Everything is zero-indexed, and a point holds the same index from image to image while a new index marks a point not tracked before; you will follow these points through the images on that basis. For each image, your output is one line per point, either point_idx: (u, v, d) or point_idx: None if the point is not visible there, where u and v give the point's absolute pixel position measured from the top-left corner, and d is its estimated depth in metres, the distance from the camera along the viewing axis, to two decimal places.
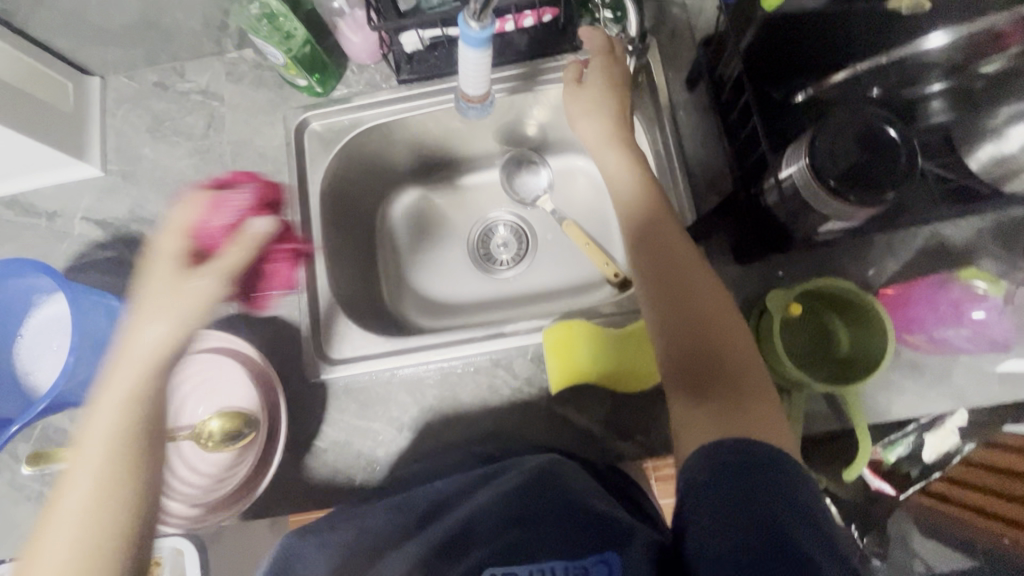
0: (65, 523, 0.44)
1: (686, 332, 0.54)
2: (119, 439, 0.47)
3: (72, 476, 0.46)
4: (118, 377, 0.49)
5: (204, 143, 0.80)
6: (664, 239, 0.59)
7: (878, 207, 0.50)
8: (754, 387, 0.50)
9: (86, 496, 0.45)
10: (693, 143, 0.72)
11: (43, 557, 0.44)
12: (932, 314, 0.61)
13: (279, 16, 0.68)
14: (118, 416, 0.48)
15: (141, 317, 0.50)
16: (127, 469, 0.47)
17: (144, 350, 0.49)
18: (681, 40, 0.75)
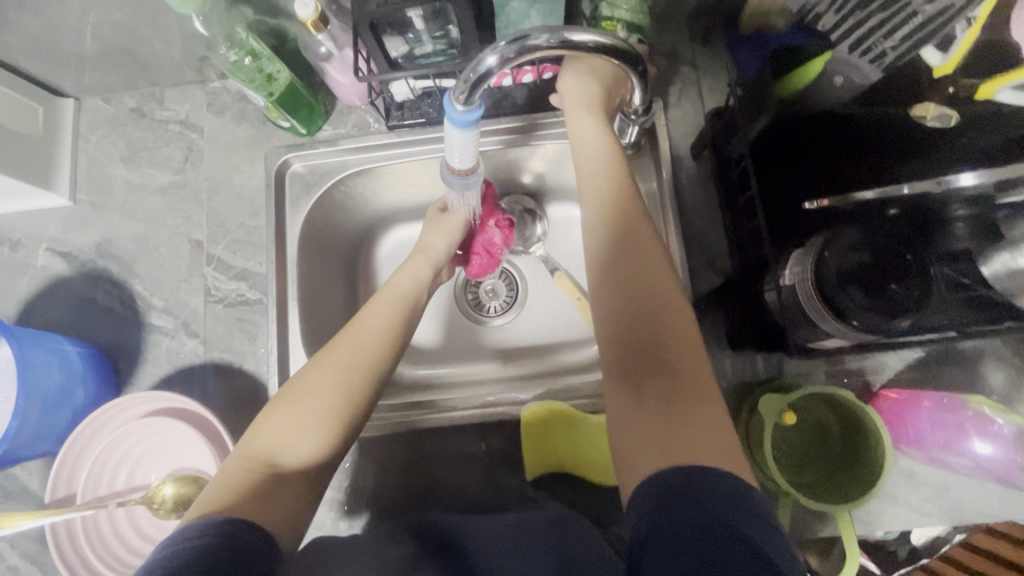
0: (308, 410, 0.52)
1: (637, 331, 0.49)
2: (369, 352, 0.56)
3: (317, 368, 0.54)
4: (378, 306, 0.61)
5: (179, 177, 0.76)
6: (625, 225, 0.52)
7: (887, 335, 0.46)
8: (700, 382, 0.46)
9: (326, 378, 0.53)
10: (695, 216, 0.68)
11: (273, 430, 0.51)
12: (935, 437, 0.57)
13: (263, 58, 0.64)
14: (377, 335, 0.58)
15: (412, 266, 0.66)
16: (360, 373, 0.55)
17: (397, 288, 0.63)
18: (689, 103, 0.71)
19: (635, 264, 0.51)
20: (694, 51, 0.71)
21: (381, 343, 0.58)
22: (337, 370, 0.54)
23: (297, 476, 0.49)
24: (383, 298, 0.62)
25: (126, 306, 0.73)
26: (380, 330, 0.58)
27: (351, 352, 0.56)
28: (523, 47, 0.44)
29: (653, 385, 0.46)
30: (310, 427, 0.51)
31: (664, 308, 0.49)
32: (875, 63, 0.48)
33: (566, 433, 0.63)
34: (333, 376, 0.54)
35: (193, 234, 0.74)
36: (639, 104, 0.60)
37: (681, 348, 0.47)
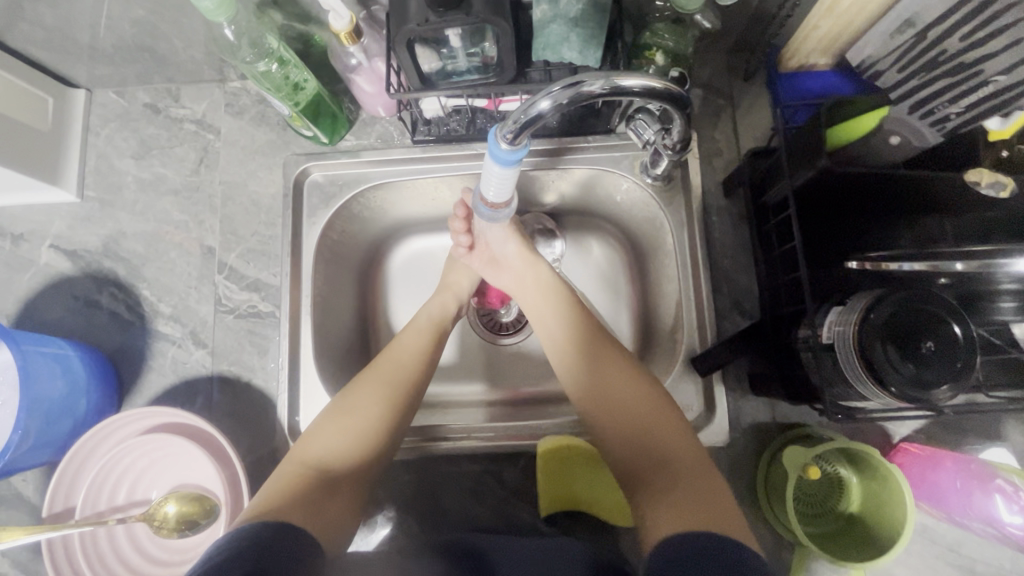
0: (352, 426, 0.56)
1: (624, 427, 0.56)
2: (407, 372, 0.61)
3: (360, 389, 0.59)
4: (414, 329, 0.66)
5: (193, 179, 0.74)
6: (599, 376, 0.60)
7: (924, 406, 0.45)
8: (672, 433, 0.54)
9: (369, 397, 0.58)
10: (722, 253, 0.67)
11: (320, 441, 0.55)
12: (958, 498, 0.56)
13: (290, 65, 0.62)
14: (411, 356, 0.62)
15: (441, 297, 0.70)
16: (397, 392, 0.59)
17: (429, 314, 0.68)
18: (723, 137, 0.69)
19: (616, 391, 0.58)
20: (731, 84, 0.70)
21: (415, 363, 0.62)
22: (377, 389, 0.59)
23: (345, 481, 0.53)
24: (417, 324, 0.66)
25: (132, 311, 0.71)
26: (413, 354, 0.63)
27: (389, 372, 0.60)
28: (577, 93, 0.43)
29: (660, 480, 0.51)
30: (354, 444, 0.55)
31: (650, 410, 0.56)
32: (936, 128, 0.54)
33: (584, 470, 0.62)
34: (375, 394, 0.58)
35: (205, 239, 0.72)
36: (678, 139, 0.59)
37: (671, 442, 0.54)
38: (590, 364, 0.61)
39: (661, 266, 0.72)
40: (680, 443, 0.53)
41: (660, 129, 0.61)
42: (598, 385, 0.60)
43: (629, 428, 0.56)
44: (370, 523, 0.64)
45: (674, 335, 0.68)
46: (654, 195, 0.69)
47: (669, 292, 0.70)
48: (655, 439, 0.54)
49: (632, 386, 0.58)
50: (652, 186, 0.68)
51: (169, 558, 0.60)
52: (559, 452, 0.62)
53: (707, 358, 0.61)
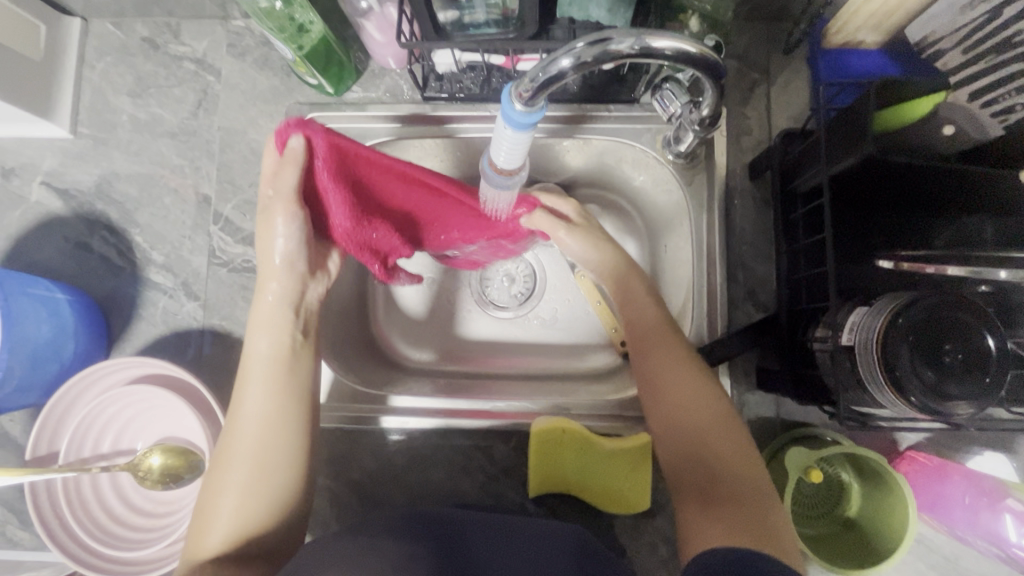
0: (226, 515, 0.47)
1: (678, 421, 0.52)
2: (261, 435, 0.50)
3: (219, 474, 0.49)
4: (258, 387, 0.51)
5: (191, 122, 0.70)
6: (654, 369, 0.56)
7: (941, 418, 0.43)
8: (730, 441, 0.50)
9: (232, 483, 0.48)
10: (740, 239, 0.64)
11: (196, 541, 0.47)
12: (965, 514, 0.54)
13: (295, 5, 0.58)
14: (264, 413, 0.50)
15: (275, 320, 0.53)
16: (261, 463, 0.49)
17: (263, 349, 0.53)
18: (753, 115, 0.65)
19: (671, 390, 0.54)
20: (768, 56, 0.65)
21: (275, 429, 0.50)
22: (235, 472, 0.49)
23: (250, 559, 0.46)
24: (253, 371, 0.52)
25: (123, 256, 0.68)
26: (258, 408, 0.50)
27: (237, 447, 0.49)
28: (604, 51, 0.39)
29: (711, 484, 0.48)
30: (240, 529, 0.47)
31: (709, 414, 0.51)
32: (998, 118, 0.49)
33: (579, 456, 0.60)
34: (235, 478, 0.48)
35: (200, 186, 0.69)
36: (708, 115, 0.55)
37: (725, 445, 0.50)
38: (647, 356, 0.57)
39: (673, 249, 0.69)
40: (740, 455, 0.49)
41: (688, 103, 0.57)
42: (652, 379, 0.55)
43: (683, 429, 0.52)
44: (355, 489, 0.63)
45: (680, 322, 0.65)
46: (675, 173, 0.65)
47: (679, 277, 0.67)
48: (708, 445, 0.50)
49: (690, 384, 0.53)
50: (674, 163, 0.64)
51: (153, 510, 0.60)
52: (554, 435, 0.60)
53: (714, 349, 0.58)
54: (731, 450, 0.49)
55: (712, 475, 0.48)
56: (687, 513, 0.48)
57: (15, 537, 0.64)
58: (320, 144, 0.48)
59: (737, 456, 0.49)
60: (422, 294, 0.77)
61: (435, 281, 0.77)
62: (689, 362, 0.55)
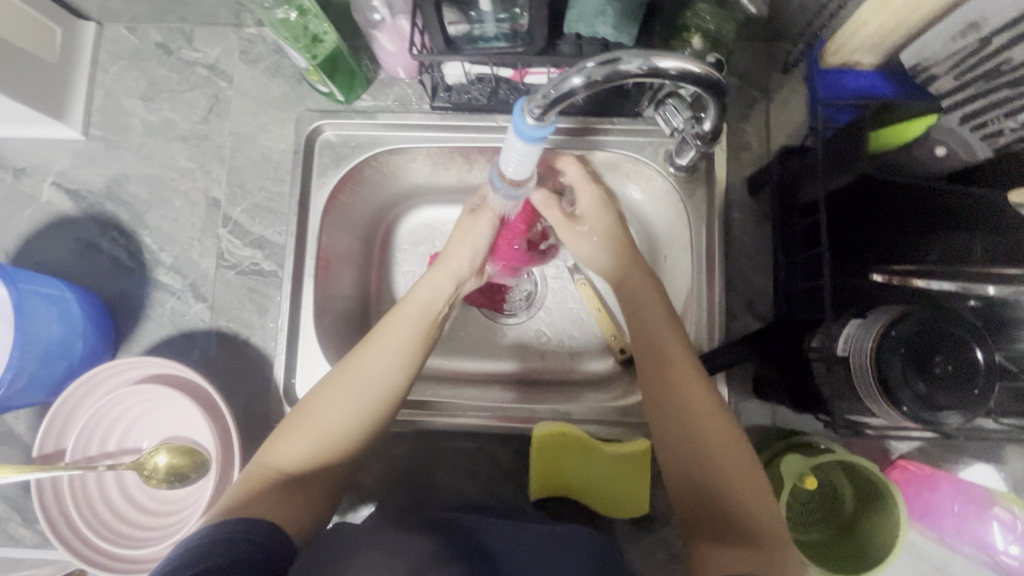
0: (321, 429, 0.52)
1: (688, 435, 0.54)
2: (390, 371, 0.56)
3: (335, 388, 0.54)
4: (398, 329, 0.59)
5: (202, 126, 0.71)
6: (659, 393, 0.56)
7: (931, 428, 0.44)
8: (734, 461, 0.51)
9: (341, 403, 0.53)
10: (739, 251, 0.65)
11: (286, 445, 0.52)
12: (954, 521, 0.56)
13: (311, 16, 0.59)
14: (392, 351, 0.57)
15: (432, 279, 0.63)
16: (376, 390, 0.55)
17: (416, 301, 0.61)
18: (753, 132, 0.66)
19: (679, 413, 0.55)
20: (767, 75, 0.67)
21: (395, 366, 0.56)
22: (353, 394, 0.54)
23: (315, 482, 0.51)
24: (403, 316, 0.60)
25: (132, 257, 0.69)
26: (388, 347, 0.57)
27: (362, 371, 0.55)
28: (614, 71, 0.41)
29: (718, 508, 0.50)
30: (323, 449, 0.52)
31: (721, 440, 0.53)
32: (987, 141, 0.50)
33: (580, 460, 0.61)
34: (350, 401, 0.53)
35: (210, 190, 0.70)
36: (709, 130, 0.57)
37: (730, 463, 0.51)
38: (653, 368, 0.58)
39: (674, 259, 0.70)
40: (748, 478, 0.51)
41: (691, 118, 0.59)
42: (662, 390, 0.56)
43: (693, 451, 0.53)
44: (360, 492, 0.64)
45: None
46: (676, 185, 0.66)
47: (680, 286, 0.69)
48: (715, 465, 0.52)
49: (699, 409, 0.54)
50: (675, 176, 0.66)
51: (156, 510, 0.61)
52: (556, 440, 0.60)
53: (713, 358, 0.60)
54: (735, 469, 0.51)
55: (719, 495, 0.50)
56: (697, 541, 0.50)
57: (16, 535, 0.65)
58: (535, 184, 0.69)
59: (742, 476, 0.51)
60: None
61: None
62: (699, 386, 0.55)
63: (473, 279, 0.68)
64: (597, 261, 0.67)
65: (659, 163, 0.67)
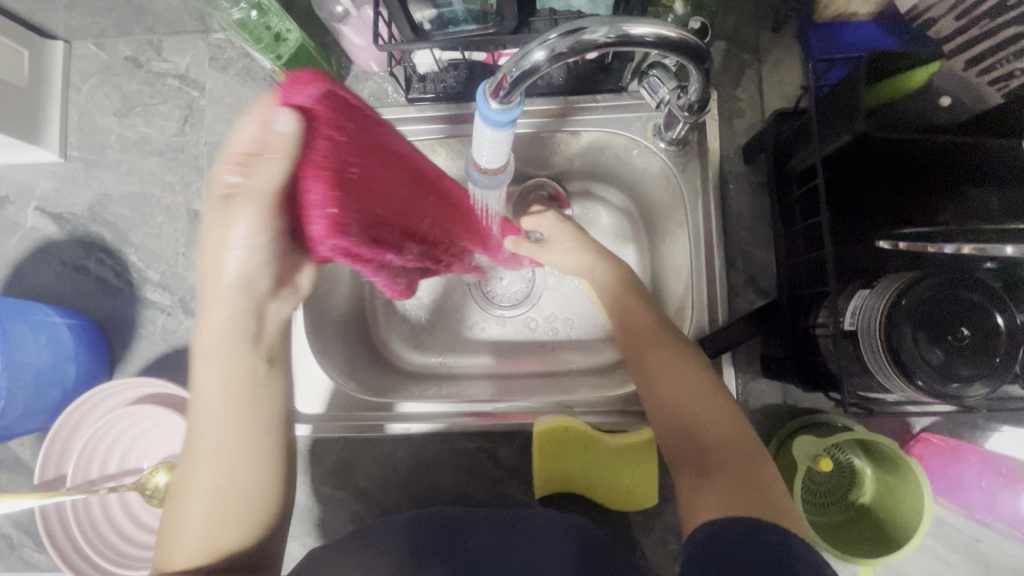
0: (190, 544, 0.46)
1: (667, 398, 0.53)
2: (223, 467, 0.47)
3: (178, 506, 0.47)
4: (207, 424, 0.47)
5: (178, 138, 0.70)
6: (653, 372, 0.55)
7: (951, 401, 0.41)
8: (716, 413, 0.51)
9: (198, 527, 0.47)
10: (739, 225, 0.62)
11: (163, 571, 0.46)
12: (983, 495, 0.53)
13: (271, 13, 0.58)
14: (214, 448, 0.47)
15: (206, 363, 0.47)
16: (228, 488, 0.47)
17: (213, 386, 0.47)
18: (746, 97, 0.63)
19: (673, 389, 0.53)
20: (758, 35, 0.63)
21: (231, 458, 0.47)
22: (206, 511, 0.47)
23: None
24: (209, 405, 0.47)
25: (120, 277, 0.69)
26: (214, 445, 0.47)
27: (199, 477, 0.47)
28: (579, 42, 0.38)
29: (704, 458, 0.49)
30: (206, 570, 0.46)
31: (720, 413, 0.51)
32: (998, 87, 0.46)
33: (585, 453, 0.59)
34: (206, 520, 0.47)
35: (192, 203, 0.69)
36: (696, 99, 0.53)
37: (711, 416, 0.51)
38: (631, 337, 0.58)
39: (671, 238, 0.67)
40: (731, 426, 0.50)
41: (676, 88, 0.55)
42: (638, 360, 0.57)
43: (689, 425, 0.51)
44: (362, 498, 0.63)
45: (682, 313, 0.64)
46: (667, 161, 0.63)
47: (679, 266, 0.66)
48: (697, 420, 0.51)
49: (694, 383, 0.53)
50: (666, 151, 0.63)
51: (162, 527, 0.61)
52: (558, 435, 0.59)
53: (717, 340, 0.57)
54: (718, 420, 0.50)
55: (703, 445, 0.50)
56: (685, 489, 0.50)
57: (31, 559, 0.65)
58: (323, 112, 0.40)
59: (726, 425, 0.50)
60: (420, 296, 0.76)
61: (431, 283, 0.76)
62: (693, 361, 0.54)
63: (272, 302, 0.47)
64: (571, 262, 0.67)
65: (648, 138, 0.64)
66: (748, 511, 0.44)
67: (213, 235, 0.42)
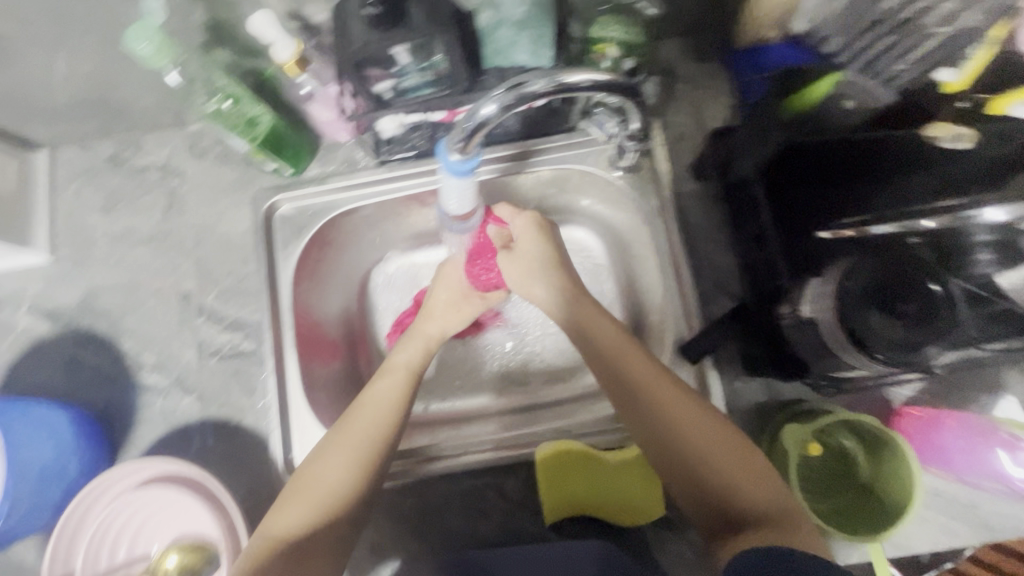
0: (323, 484, 0.53)
1: (678, 448, 0.53)
2: (380, 428, 0.57)
3: (333, 446, 0.56)
4: (384, 383, 0.61)
5: (163, 226, 0.73)
6: (657, 421, 0.54)
7: (909, 367, 0.45)
8: (730, 458, 0.51)
9: (336, 462, 0.54)
10: (697, 236, 0.66)
11: (284, 513, 0.52)
12: (965, 457, 0.55)
13: (246, 101, 0.62)
14: (381, 404, 0.59)
15: (421, 343, 0.66)
16: (369, 437, 0.56)
17: (408, 361, 0.63)
18: (686, 122, 0.69)
19: (695, 446, 0.52)
20: (688, 67, 0.69)
21: (384, 410, 0.58)
22: (350, 452, 0.55)
23: (322, 541, 0.51)
24: (392, 371, 0.62)
25: (115, 365, 0.70)
26: (385, 407, 0.58)
27: (359, 429, 0.56)
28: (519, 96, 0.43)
29: (730, 504, 0.50)
30: (323, 512, 0.52)
31: (732, 455, 0.51)
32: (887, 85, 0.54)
33: (586, 474, 0.60)
34: (345, 459, 0.54)
35: (181, 284, 0.72)
36: (638, 129, 0.59)
37: (725, 461, 0.51)
38: (626, 387, 0.57)
39: (641, 258, 0.71)
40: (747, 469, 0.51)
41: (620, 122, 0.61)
42: (636, 410, 0.55)
43: (705, 474, 0.51)
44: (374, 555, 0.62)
45: (662, 326, 0.67)
46: (625, 187, 0.68)
47: (652, 282, 0.70)
48: (712, 468, 0.51)
49: (715, 438, 0.52)
50: (622, 178, 0.68)
51: None
52: (558, 459, 0.60)
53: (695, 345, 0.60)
54: (735, 464, 0.51)
55: (725, 490, 0.50)
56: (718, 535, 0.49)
57: None
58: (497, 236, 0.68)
59: (741, 467, 0.51)
60: None
61: None
62: (717, 423, 0.53)
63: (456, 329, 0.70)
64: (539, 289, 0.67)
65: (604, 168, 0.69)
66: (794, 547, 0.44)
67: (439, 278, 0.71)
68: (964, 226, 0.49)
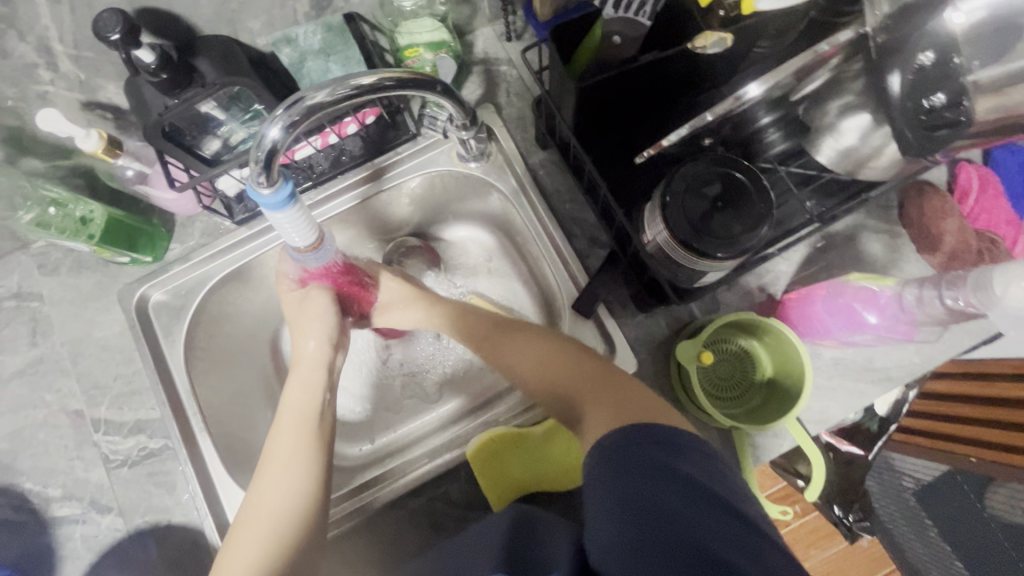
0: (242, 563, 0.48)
1: (540, 376, 0.56)
2: (291, 488, 0.53)
3: (245, 524, 0.51)
4: (286, 438, 0.57)
5: (34, 353, 0.70)
6: (519, 358, 0.59)
7: (743, 253, 0.49)
8: (583, 366, 0.54)
9: (251, 538, 0.49)
10: (561, 200, 0.69)
11: None
12: (835, 323, 0.58)
13: (71, 203, 0.63)
14: (285, 458, 0.55)
15: (303, 378, 0.62)
16: (285, 498, 0.52)
17: (293, 410, 0.59)
18: (518, 99, 0.72)
19: (552, 370, 0.56)
20: (504, 49, 0.73)
21: (291, 461, 0.55)
22: (268, 520, 0.51)
23: None
24: (282, 426, 0.58)
25: (21, 509, 0.66)
26: (285, 469, 0.54)
27: (269, 500, 0.52)
28: (302, 108, 0.44)
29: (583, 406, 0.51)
30: None
31: (583, 364, 0.54)
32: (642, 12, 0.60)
33: (519, 452, 0.61)
34: (264, 528, 0.50)
35: (69, 405, 0.68)
36: (464, 117, 0.60)
37: (579, 371, 0.54)
38: (493, 339, 0.62)
39: (521, 235, 0.73)
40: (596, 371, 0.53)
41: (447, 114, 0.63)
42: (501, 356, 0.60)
43: (566, 389, 0.54)
44: None
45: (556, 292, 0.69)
46: (481, 175, 0.70)
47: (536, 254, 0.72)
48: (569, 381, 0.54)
49: (569, 356, 0.56)
50: (477, 168, 0.70)
51: None
52: (488, 449, 0.61)
53: (583, 299, 0.62)
54: (587, 370, 0.53)
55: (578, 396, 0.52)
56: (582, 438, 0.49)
57: None
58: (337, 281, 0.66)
59: (591, 371, 0.53)
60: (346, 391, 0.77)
61: (351, 374, 0.78)
62: (570, 346, 0.57)
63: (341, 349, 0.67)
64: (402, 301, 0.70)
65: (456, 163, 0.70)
66: (632, 414, 0.45)
67: (294, 315, 0.65)
68: (757, 128, 0.59)
